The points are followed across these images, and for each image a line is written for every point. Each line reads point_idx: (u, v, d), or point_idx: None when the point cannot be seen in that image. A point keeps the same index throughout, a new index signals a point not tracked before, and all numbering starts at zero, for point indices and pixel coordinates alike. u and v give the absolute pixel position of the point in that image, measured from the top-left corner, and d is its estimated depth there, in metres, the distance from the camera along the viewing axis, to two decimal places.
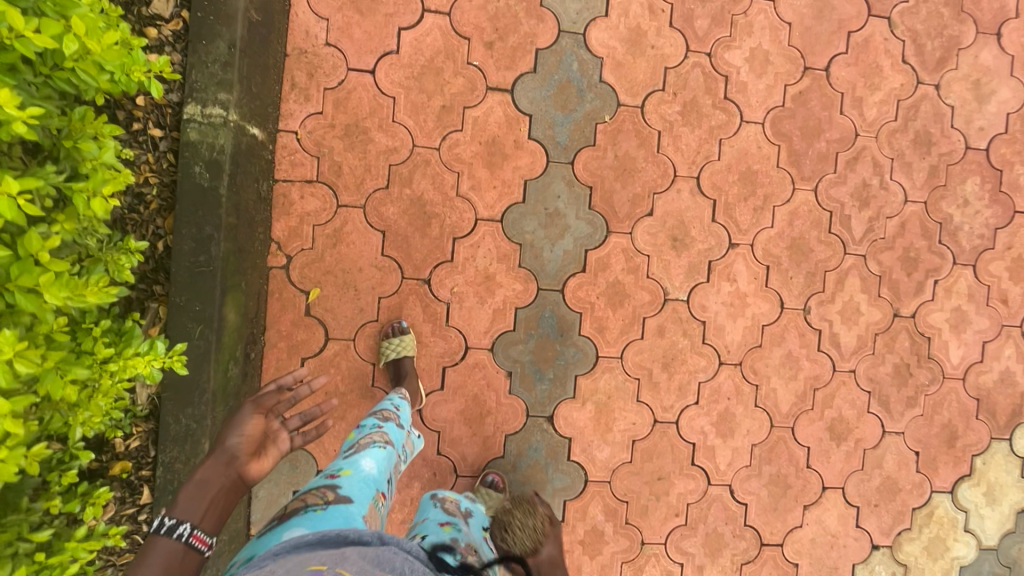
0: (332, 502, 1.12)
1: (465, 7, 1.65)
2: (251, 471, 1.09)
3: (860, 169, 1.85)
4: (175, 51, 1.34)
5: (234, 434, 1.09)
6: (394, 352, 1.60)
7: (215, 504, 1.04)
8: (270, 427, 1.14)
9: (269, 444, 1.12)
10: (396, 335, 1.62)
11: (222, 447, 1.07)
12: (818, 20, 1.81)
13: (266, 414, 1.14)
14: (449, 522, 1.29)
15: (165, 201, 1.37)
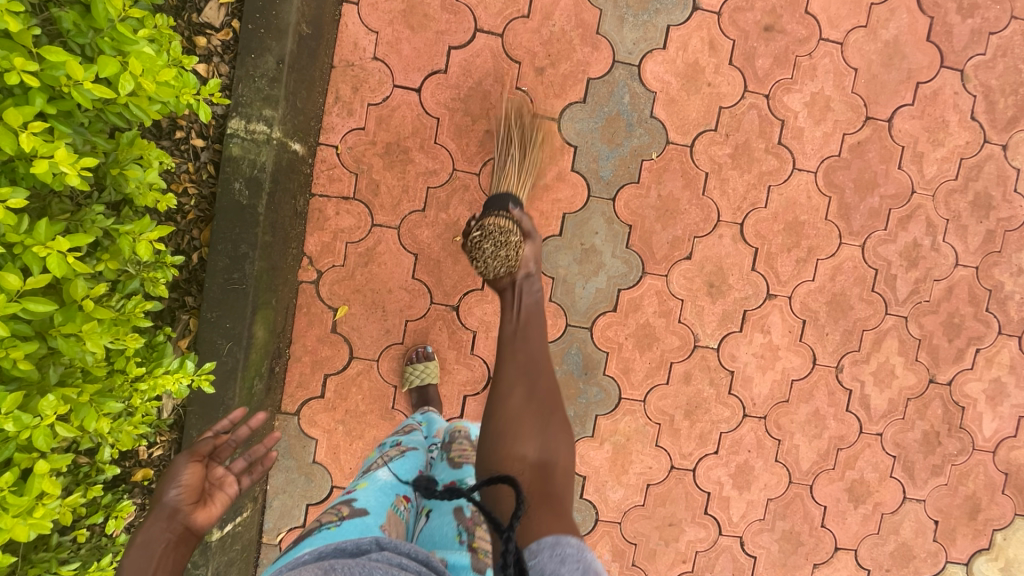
0: (346, 517, 1.05)
1: (519, 30, 1.59)
2: (199, 520, 0.97)
3: (913, 229, 1.76)
4: (223, 63, 1.32)
5: (171, 488, 0.96)
6: (418, 379, 1.58)
7: (162, 564, 0.93)
8: (212, 473, 1.02)
9: (214, 491, 1.01)
10: (420, 361, 1.61)
11: (157, 503, 0.95)
12: (887, 67, 1.72)
13: (204, 460, 1.02)
14: (456, 480, 1.22)
15: (203, 212, 1.35)
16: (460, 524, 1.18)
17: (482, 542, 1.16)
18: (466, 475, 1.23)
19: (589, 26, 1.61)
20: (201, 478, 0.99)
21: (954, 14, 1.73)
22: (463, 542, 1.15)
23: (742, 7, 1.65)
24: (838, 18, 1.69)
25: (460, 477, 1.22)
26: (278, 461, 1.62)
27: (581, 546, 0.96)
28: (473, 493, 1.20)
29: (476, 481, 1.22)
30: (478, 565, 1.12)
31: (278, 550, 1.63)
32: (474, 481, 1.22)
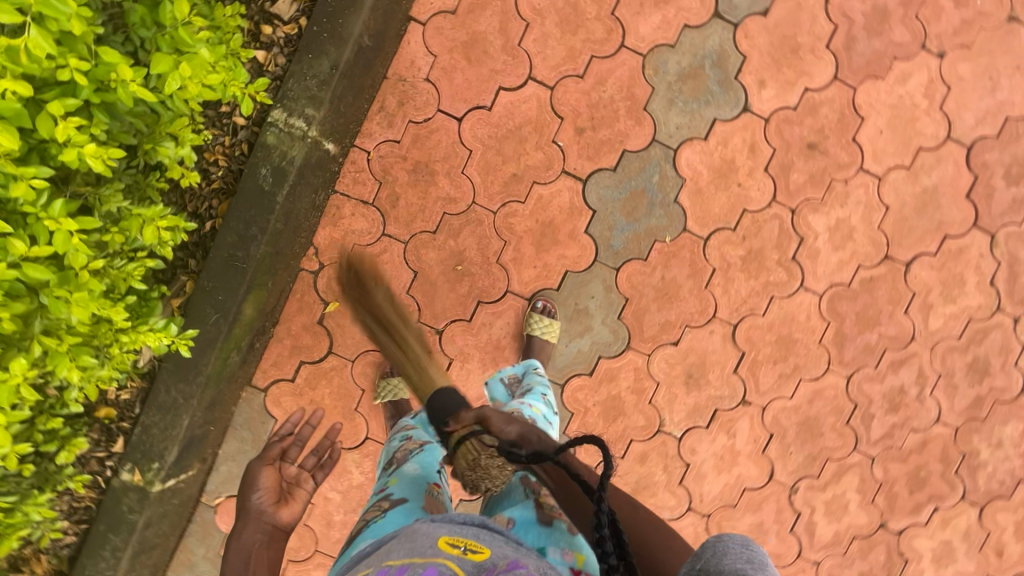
0: (389, 508, 1.15)
1: (570, 87, 1.63)
2: (283, 516, 1.27)
3: (903, 374, 1.76)
4: (281, 55, 1.39)
5: (255, 492, 1.27)
6: (389, 395, 1.66)
7: (258, 557, 1.21)
8: (284, 474, 1.33)
9: (293, 489, 1.33)
10: (391, 377, 1.68)
11: (247, 506, 1.25)
12: (918, 213, 1.72)
13: (275, 464, 1.33)
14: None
15: (226, 185, 1.41)
16: (525, 486, 1.22)
17: (550, 498, 1.19)
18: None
19: (638, 101, 1.64)
20: (276, 481, 1.31)
21: (999, 178, 1.73)
22: (530, 501, 1.19)
23: (791, 119, 1.67)
24: (883, 154, 1.70)
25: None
26: (235, 430, 1.66)
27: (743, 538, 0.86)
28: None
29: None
30: (546, 518, 1.16)
31: (213, 513, 1.66)
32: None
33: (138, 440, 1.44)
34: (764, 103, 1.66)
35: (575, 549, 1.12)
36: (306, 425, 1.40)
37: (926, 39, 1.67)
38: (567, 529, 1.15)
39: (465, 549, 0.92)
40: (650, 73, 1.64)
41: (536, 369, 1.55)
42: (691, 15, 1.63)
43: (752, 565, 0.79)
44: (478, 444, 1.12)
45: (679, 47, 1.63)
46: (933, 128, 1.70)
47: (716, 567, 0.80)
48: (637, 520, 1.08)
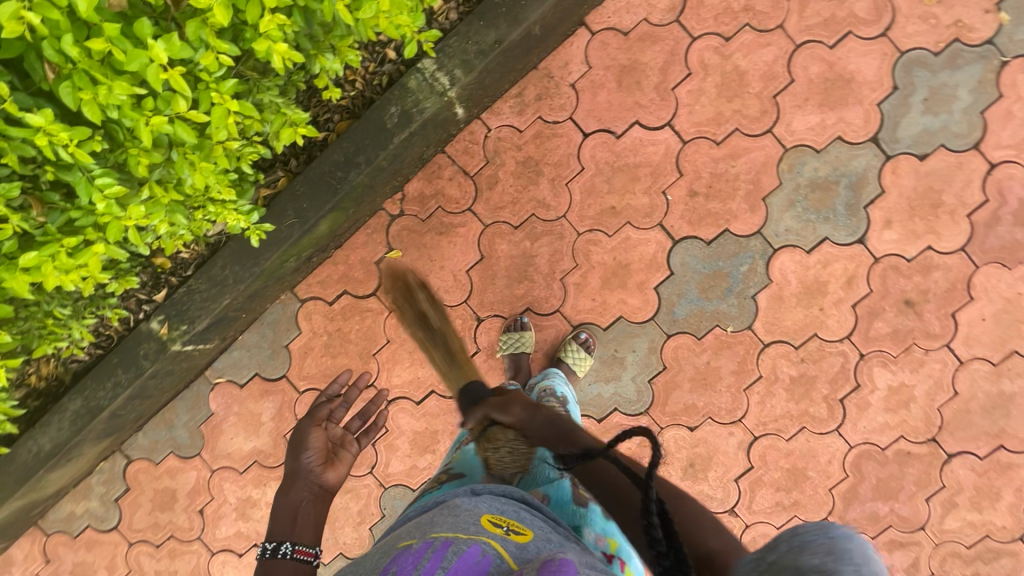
0: (446, 481, 1.12)
1: (702, 149, 1.61)
2: (330, 476, 1.19)
3: (897, 556, 1.70)
4: (455, 11, 1.42)
5: (305, 451, 1.20)
6: (512, 345, 1.66)
7: (304, 520, 1.11)
8: (333, 436, 1.28)
9: (339, 451, 1.25)
10: (516, 330, 1.67)
11: (295, 469, 1.18)
12: (984, 412, 1.65)
13: (323, 423, 1.29)
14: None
15: (353, 108, 1.47)
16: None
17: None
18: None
19: (760, 189, 1.61)
20: (325, 439, 1.25)
21: None
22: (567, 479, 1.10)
23: (900, 270, 1.61)
24: (976, 340, 1.63)
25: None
26: (260, 324, 1.74)
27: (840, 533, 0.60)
28: None
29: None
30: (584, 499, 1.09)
31: (208, 389, 1.77)
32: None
33: (178, 299, 1.51)
34: (881, 243, 1.61)
35: (607, 535, 1.06)
36: (352, 388, 1.38)
37: None
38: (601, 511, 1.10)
39: (508, 530, 0.86)
40: (785, 168, 1.60)
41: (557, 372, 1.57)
42: (850, 130, 1.58)
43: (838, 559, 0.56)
44: (494, 433, 1.14)
45: (824, 156, 1.59)
46: None
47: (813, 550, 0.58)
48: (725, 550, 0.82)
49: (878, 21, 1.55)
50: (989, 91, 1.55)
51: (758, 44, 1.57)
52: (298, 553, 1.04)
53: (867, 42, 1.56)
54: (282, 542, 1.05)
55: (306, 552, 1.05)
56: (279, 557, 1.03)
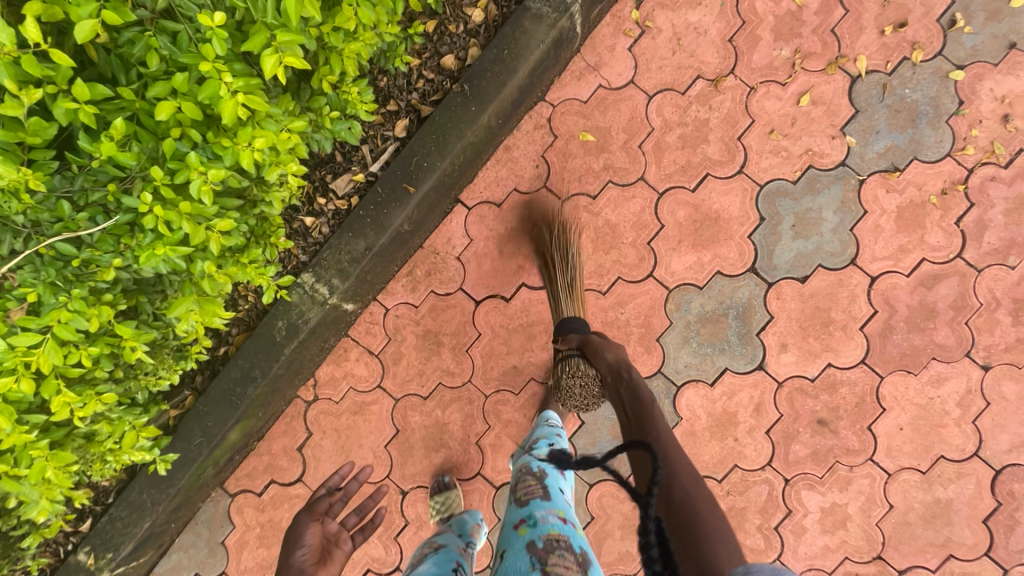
0: None
1: (590, 300, 1.67)
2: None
3: None
4: (326, 224, 1.53)
5: (299, 548, 1.23)
6: (440, 505, 1.64)
7: None
8: (328, 530, 1.31)
9: (332, 547, 1.29)
10: (442, 490, 1.67)
11: (287, 563, 1.21)
12: (925, 522, 1.60)
13: (319, 518, 1.32)
14: (524, 519, 1.23)
15: (248, 320, 1.55)
16: (533, 554, 1.15)
17: (556, 562, 1.13)
18: (533, 509, 1.24)
19: (653, 330, 1.65)
20: (320, 535, 1.28)
21: None
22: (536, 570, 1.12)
23: (805, 390, 1.62)
24: (898, 450, 1.60)
25: (526, 514, 1.23)
26: (194, 525, 1.77)
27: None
28: (542, 523, 1.21)
29: (544, 511, 1.23)
30: None
31: None
32: (542, 513, 1.22)
33: (103, 528, 1.55)
34: (781, 366, 1.62)
35: None
36: (353, 479, 1.43)
37: (973, 348, 1.58)
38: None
39: None
40: (672, 307, 1.64)
41: (547, 424, 1.47)
42: (727, 263, 1.63)
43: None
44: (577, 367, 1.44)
45: (707, 291, 1.63)
46: (960, 439, 1.59)
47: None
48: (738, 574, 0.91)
49: (732, 160, 1.63)
50: (854, 209, 1.60)
51: (624, 197, 1.66)
52: None
53: (725, 181, 1.63)
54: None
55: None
56: None
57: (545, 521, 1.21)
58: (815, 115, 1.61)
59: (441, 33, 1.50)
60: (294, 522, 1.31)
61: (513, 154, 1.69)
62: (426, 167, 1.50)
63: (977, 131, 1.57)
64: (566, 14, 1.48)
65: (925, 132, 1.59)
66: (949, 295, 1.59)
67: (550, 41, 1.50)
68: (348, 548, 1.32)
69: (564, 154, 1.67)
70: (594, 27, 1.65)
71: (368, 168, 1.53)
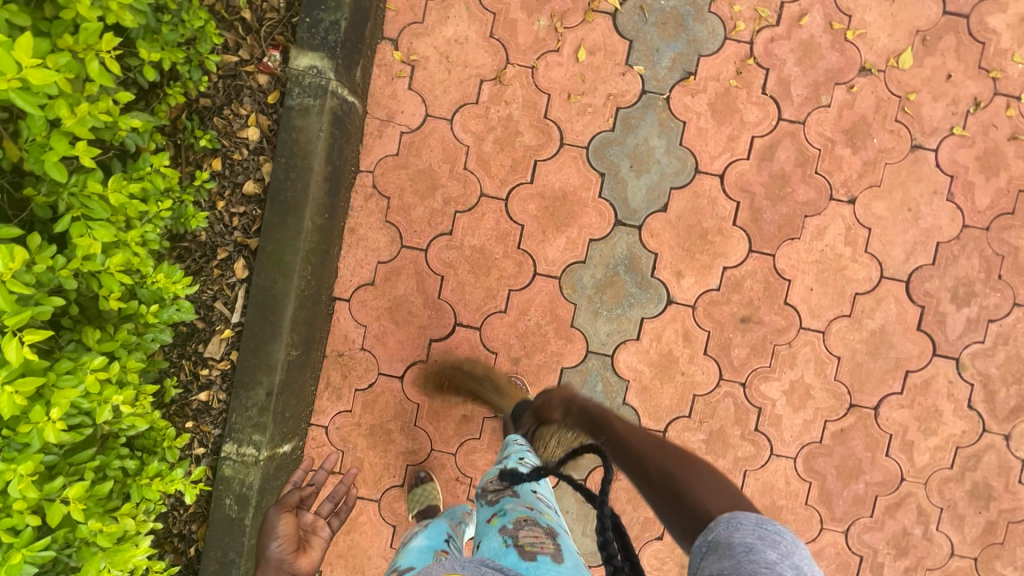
0: None
1: (497, 323, 1.71)
2: (302, 565, 1.26)
3: (902, 516, 1.71)
4: (221, 390, 1.53)
5: (275, 541, 1.26)
6: (420, 500, 1.62)
7: None
8: (303, 521, 1.34)
9: (309, 537, 1.32)
10: (419, 485, 1.66)
11: (265, 557, 1.24)
12: (873, 355, 1.69)
13: (293, 509, 1.35)
14: (495, 511, 1.26)
15: (200, 509, 1.54)
16: (505, 534, 1.18)
17: (528, 537, 1.17)
18: (504, 503, 1.27)
19: (564, 319, 1.70)
20: (296, 526, 1.31)
21: (948, 302, 1.68)
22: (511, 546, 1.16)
23: (717, 300, 1.69)
24: (820, 308, 1.69)
25: (498, 505, 1.26)
26: None
27: (761, 518, 0.88)
28: (512, 511, 1.24)
29: (513, 502, 1.26)
30: (530, 554, 1.13)
31: None
32: (510, 502, 1.26)
33: None
34: (686, 291, 1.69)
35: None
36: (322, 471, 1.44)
37: (833, 190, 1.67)
38: (551, 560, 1.14)
39: None
40: (569, 290, 1.69)
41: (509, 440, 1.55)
42: (594, 229, 1.68)
43: (763, 541, 0.83)
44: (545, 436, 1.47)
45: (590, 261, 1.68)
46: (864, 271, 1.68)
47: (726, 541, 0.85)
48: (709, 480, 1.01)
49: (550, 139, 1.67)
50: (674, 125, 1.66)
51: (476, 220, 1.69)
52: None
53: (554, 159, 1.67)
54: None
55: None
56: None
57: (514, 508, 1.24)
58: (598, 63, 1.66)
59: (230, 166, 1.50)
60: (268, 513, 1.33)
61: (360, 233, 1.70)
62: (280, 294, 1.50)
63: (739, 7, 1.65)
64: (328, 95, 1.48)
65: (697, 29, 1.65)
66: (790, 156, 1.67)
67: (327, 124, 1.50)
68: (328, 534, 1.35)
69: (404, 209, 1.69)
70: (367, 84, 1.66)
71: (231, 320, 1.52)
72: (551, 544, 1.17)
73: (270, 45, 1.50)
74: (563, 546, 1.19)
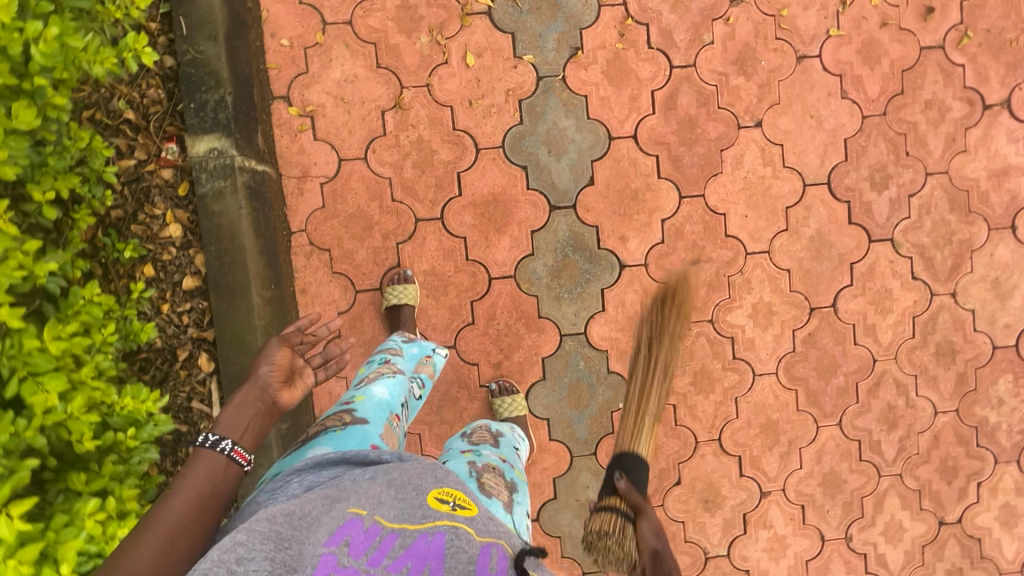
0: (350, 423, 1.19)
1: (469, 335, 1.75)
2: (283, 398, 1.13)
3: (884, 393, 1.84)
4: None
5: (264, 364, 1.13)
6: (397, 298, 1.66)
7: (251, 426, 1.08)
8: (296, 361, 1.18)
9: (297, 376, 1.17)
10: (400, 283, 1.68)
11: (254, 375, 1.12)
12: (817, 259, 1.80)
13: (291, 347, 1.18)
14: (471, 448, 1.33)
15: None
16: (471, 467, 1.24)
17: (491, 480, 1.23)
18: (480, 447, 1.34)
19: (531, 313, 1.75)
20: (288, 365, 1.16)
21: (869, 190, 1.79)
22: (473, 479, 1.21)
23: (665, 251, 1.76)
24: (758, 230, 1.78)
25: (476, 447, 1.34)
26: None
27: None
28: (485, 455, 1.31)
29: (490, 451, 1.33)
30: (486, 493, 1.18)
31: None
32: (487, 450, 1.33)
33: None
34: (634, 252, 1.75)
35: (508, 520, 1.14)
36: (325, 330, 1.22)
37: (739, 119, 1.75)
38: (501, 505, 1.18)
39: (454, 505, 0.92)
40: (527, 284, 1.74)
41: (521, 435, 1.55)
42: (533, 220, 1.72)
43: None
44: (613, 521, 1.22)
45: (538, 251, 1.73)
46: (788, 184, 1.78)
47: None
48: None
49: (465, 148, 1.70)
50: (577, 101, 1.71)
51: (419, 245, 1.72)
52: (236, 454, 1.03)
53: (475, 166, 1.71)
54: (224, 438, 1.03)
55: (244, 455, 1.04)
56: (214, 452, 1.01)
57: (488, 456, 1.30)
58: (488, 62, 1.69)
59: (162, 268, 1.49)
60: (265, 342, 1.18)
61: (312, 292, 1.71)
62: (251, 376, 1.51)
63: None
64: (237, 172, 1.48)
65: (571, 5, 1.69)
66: (691, 100, 1.74)
67: (245, 200, 1.50)
68: (314, 382, 1.19)
69: (347, 256, 1.70)
70: (272, 148, 1.65)
71: (212, 415, 1.53)
72: (506, 493, 1.22)
73: (165, 138, 1.48)
74: (517, 499, 1.23)
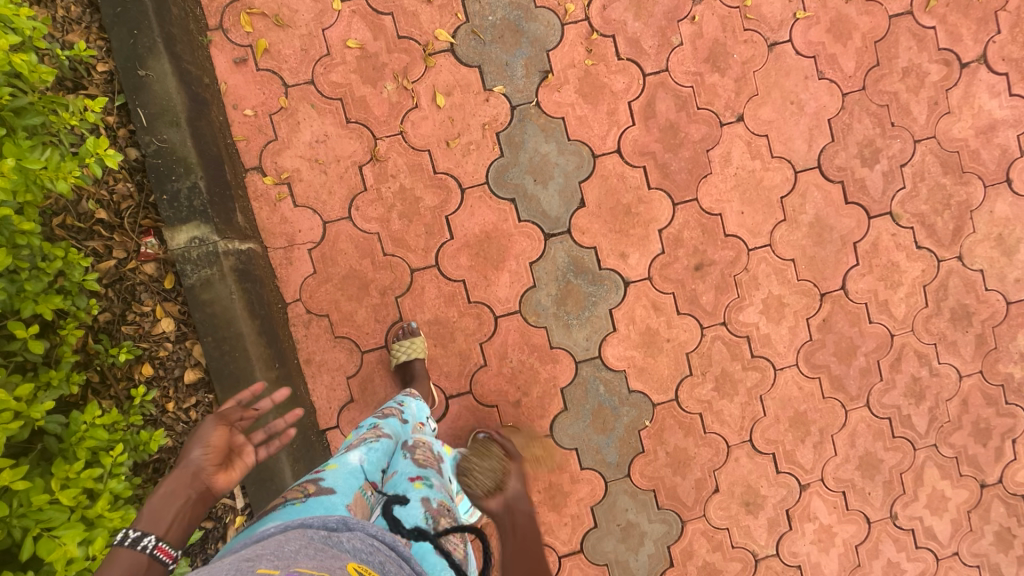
0: (313, 494, 1.07)
1: (484, 378, 1.71)
2: (219, 482, 1.07)
3: (906, 366, 1.82)
4: None
5: (197, 447, 1.07)
6: (406, 354, 1.61)
7: (181, 516, 1.01)
8: (236, 439, 1.12)
9: (235, 457, 1.11)
10: (407, 337, 1.63)
11: (185, 460, 1.05)
12: (820, 244, 1.77)
13: (229, 424, 1.13)
14: (421, 475, 1.19)
15: None
16: (427, 507, 1.11)
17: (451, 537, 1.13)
18: (429, 472, 1.21)
19: (542, 345, 1.71)
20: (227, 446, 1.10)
21: (861, 167, 1.77)
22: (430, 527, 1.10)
23: (667, 261, 1.73)
24: (757, 225, 1.75)
25: (423, 471, 1.20)
26: None
27: None
28: (436, 487, 1.18)
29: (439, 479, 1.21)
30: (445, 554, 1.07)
31: None
32: (440, 479, 1.21)
33: None
34: (636, 267, 1.72)
35: None
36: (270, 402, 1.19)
37: (720, 117, 1.72)
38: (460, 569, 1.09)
39: None
40: (533, 317, 1.70)
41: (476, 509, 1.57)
42: (530, 252, 1.69)
43: None
44: None
45: (540, 281, 1.70)
46: (779, 174, 1.75)
47: None
48: None
49: (450, 190, 1.66)
50: (554, 125, 1.67)
51: (419, 295, 1.67)
52: (159, 551, 0.97)
53: (462, 206, 1.67)
54: (146, 533, 0.96)
55: (168, 550, 0.98)
56: (135, 550, 0.95)
57: (440, 488, 1.18)
58: (459, 100, 1.65)
59: (160, 366, 1.43)
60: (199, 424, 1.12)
61: (317, 360, 1.66)
62: (270, 460, 1.46)
63: None
64: (222, 257, 1.43)
65: (534, 28, 1.66)
66: (670, 105, 1.70)
67: (235, 283, 1.45)
68: (253, 461, 1.13)
69: (347, 318, 1.66)
70: (254, 222, 1.61)
71: (238, 506, 1.49)
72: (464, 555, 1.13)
73: (142, 233, 1.43)
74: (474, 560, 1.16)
